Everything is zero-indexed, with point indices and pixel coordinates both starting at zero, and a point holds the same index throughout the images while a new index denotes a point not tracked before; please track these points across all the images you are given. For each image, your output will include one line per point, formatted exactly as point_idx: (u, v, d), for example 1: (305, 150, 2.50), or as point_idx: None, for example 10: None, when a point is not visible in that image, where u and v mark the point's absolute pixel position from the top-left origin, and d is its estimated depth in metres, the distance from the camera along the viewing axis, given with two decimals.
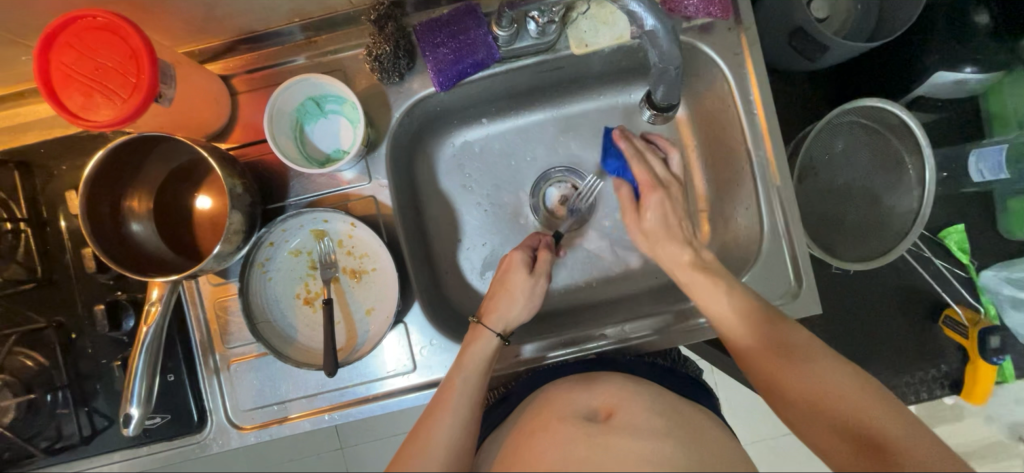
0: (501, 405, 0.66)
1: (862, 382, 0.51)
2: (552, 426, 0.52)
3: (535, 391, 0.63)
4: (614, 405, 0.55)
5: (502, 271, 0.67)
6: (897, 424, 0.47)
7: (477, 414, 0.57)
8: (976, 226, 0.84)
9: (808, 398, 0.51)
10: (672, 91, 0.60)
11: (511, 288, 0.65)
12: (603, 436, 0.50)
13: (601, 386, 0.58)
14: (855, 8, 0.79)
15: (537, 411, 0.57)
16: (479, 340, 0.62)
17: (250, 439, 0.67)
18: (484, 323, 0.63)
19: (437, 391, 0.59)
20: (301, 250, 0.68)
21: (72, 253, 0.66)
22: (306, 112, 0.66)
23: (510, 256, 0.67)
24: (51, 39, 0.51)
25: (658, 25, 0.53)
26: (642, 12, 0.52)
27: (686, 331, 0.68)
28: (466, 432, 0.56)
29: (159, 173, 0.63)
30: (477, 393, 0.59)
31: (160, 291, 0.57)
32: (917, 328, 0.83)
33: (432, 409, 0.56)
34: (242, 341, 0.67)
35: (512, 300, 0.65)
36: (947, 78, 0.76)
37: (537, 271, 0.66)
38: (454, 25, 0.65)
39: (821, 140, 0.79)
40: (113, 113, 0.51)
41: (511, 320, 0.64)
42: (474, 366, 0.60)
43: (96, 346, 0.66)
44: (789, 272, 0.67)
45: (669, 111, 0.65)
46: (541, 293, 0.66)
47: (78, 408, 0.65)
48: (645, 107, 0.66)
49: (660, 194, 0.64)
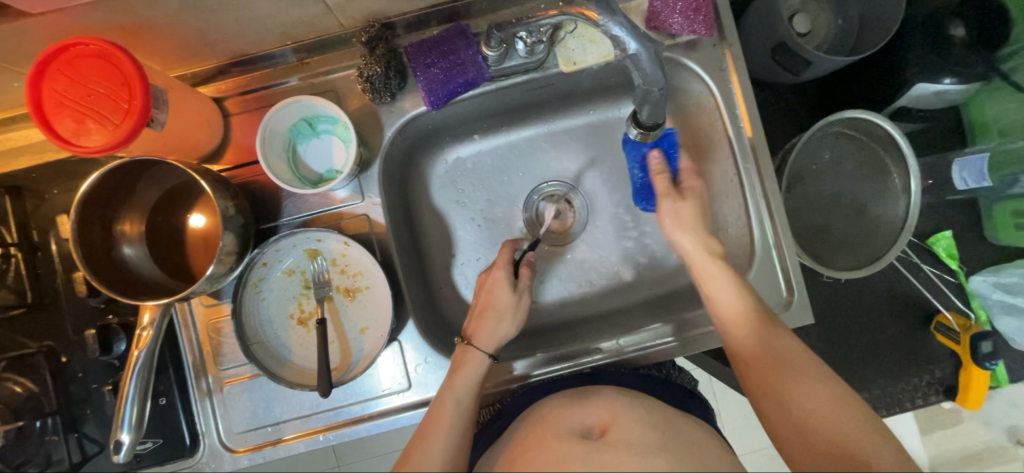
0: (497, 420, 0.65)
1: (844, 400, 0.51)
2: (547, 443, 0.52)
3: (531, 406, 0.63)
4: (608, 421, 0.55)
5: (486, 288, 0.67)
6: (872, 444, 0.48)
7: (468, 434, 0.58)
8: (963, 232, 0.85)
9: (785, 401, 0.53)
10: (658, 110, 0.61)
11: (497, 306, 0.65)
12: (599, 452, 0.50)
13: (596, 403, 0.58)
14: (835, 23, 0.82)
15: (532, 428, 0.57)
16: (468, 361, 0.62)
17: (244, 462, 0.66)
18: (472, 344, 0.63)
19: (427, 411, 0.58)
20: (294, 270, 0.68)
21: (62, 277, 0.66)
22: (299, 132, 0.66)
23: (493, 273, 0.67)
24: (43, 66, 0.51)
25: (641, 49, 0.54)
26: (625, 36, 0.53)
27: (683, 342, 0.69)
28: (458, 453, 0.55)
29: (152, 195, 0.63)
30: (468, 412, 0.59)
31: (152, 315, 0.56)
32: (909, 335, 0.84)
33: (425, 432, 0.56)
34: (235, 362, 0.66)
35: (499, 319, 0.65)
36: (928, 89, 0.77)
37: (519, 287, 0.67)
38: (443, 45, 0.66)
39: (808, 151, 0.80)
40: (104, 138, 0.51)
41: (501, 338, 0.65)
42: (466, 387, 0.60)
43: (88, 370, 0.65)
44: (780, 283, 0.68)
45: (655, 129, 0.65)
46: (527, 306, 0.67)
47: (68, 434, 0.64)
48: (631, 126, 0.67)
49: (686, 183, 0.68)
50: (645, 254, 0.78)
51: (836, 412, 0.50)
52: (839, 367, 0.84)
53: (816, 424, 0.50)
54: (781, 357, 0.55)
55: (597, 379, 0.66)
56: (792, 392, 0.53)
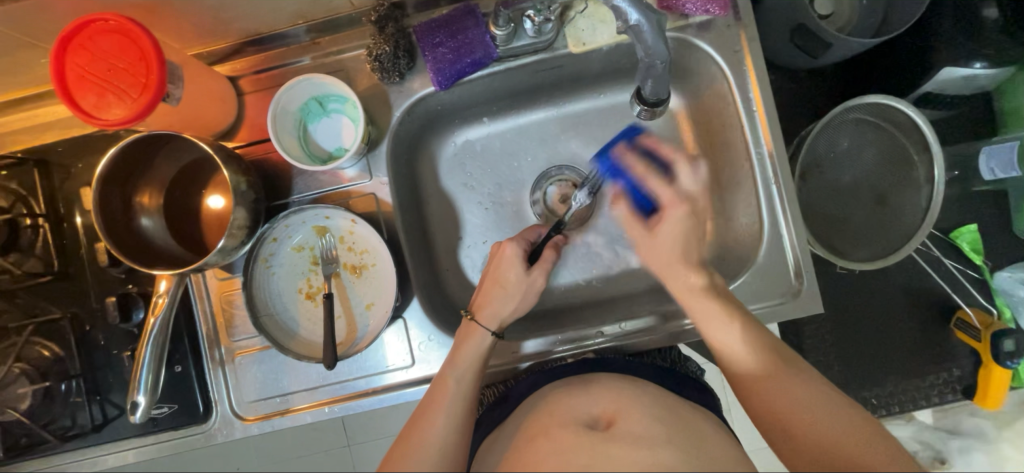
0: (501, 404, 0.66)
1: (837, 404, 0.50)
2: (552, 432, 0.52)
3: (536, 391, 0.63)
4: (615, 412, 0.54)
5: (495, 264, 0.66)
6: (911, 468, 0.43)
7: (469, 417, 0.58)
8: (990, 225, 0.82)
9: (795, 417, 0.49)
10: (661, 85, 0.59)
11: (506, 284, 0.64)
12: (607, 444, 0.49)
13: (602, 391, 0.58)
14: (860, 3, 0.78)
15: (538, 415, 0.57)
16: (470, 338, 0.62)
17: (253, 430, 0.68)
18: (477, 320, 0.63)
19: (428, 391, 0.59)
20: (304, 246, 0.69)
21: (86, 247, 0.68)
22: (309, 111, 0.68)
23: (504, 248, 0.66)
24: (65, 41, 0.53)
25: (643, 20, 0.53)
26: (626, 7, 0.53)
27: (672, 331, 0.69)
28: (456, 436, 0.55)
29: (169, 170, 0.65)
30: (470, 392, 0.59)
31: (167, 284, 0.59)
32: (924, 330, 0.82)
33: (424, 412, 0.57)
34: (246, 334, 0.69)
35: (506, 298, 0.64)
36: (956, 73, 0.73)
37: (535, 269, 0.65)
38: (453, 25, 0.66)
39: (826, 138, 0.78)
40: (123, 112, 0.53)
41: (505, 317, 0.64)
42: (466, 367, 0.60)
43: (108, 338, 0.68)
44: (790, 272, 0.66)
45: (659, 106, 0.63)
46: (538, 290, 0.65)
47: (91, 397, 0.68)
48: (635, 103, 0.64)
49: (683, 213, 0.59)
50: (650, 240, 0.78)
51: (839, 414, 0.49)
52: (850, 362, 0.83)
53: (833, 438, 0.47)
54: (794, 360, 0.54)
55: (599, 362, 0.66)
56: (795, 398, 0.50)
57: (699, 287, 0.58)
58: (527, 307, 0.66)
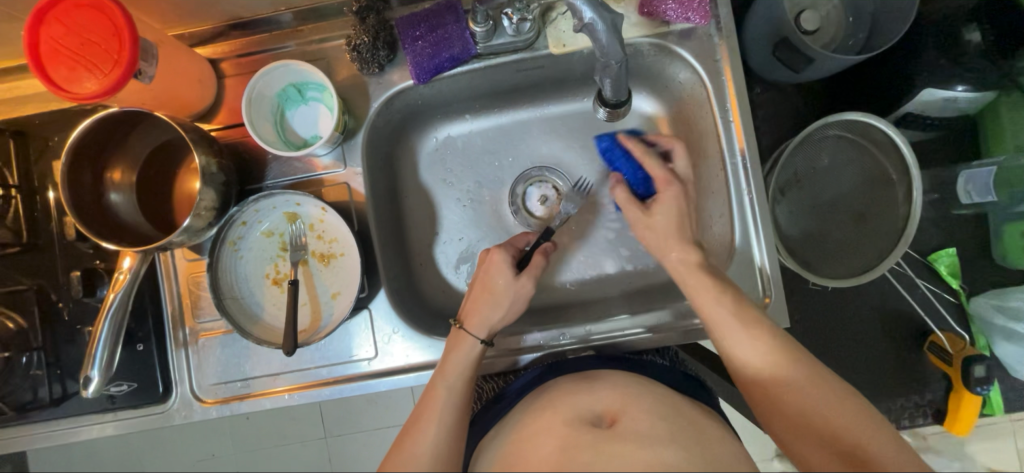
0: (498, 403, 0.65)
1: (850, 399, 0.50)
2: (554, 430, 0.52)
3: (529, 396, 0.62)
4: (619, 410, 0.53)
5: (483, 269, 0.66)
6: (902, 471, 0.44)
7: (462, 420, 0.57)
8: (968, 250, 0.81)
9: (802, 417, 0.50)
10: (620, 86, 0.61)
11: (494, 291, 0.64)
12: (608, 442, 0.49)
13: (601, 390, 0.57)
14: (846, 21, 0.78)
15: (538, 414, 0.56)
16: (460, 347, 0.62)
17: (212, 413, 0.68)
18: (465, 328, 0.63)
19: (421, 397, 0.59)
20: (273, 231, 0.69)
21: (56, 221, 0.68)
22: (288, 97, 0.68)
23: (492, 255, 0.66)
24: (41, 14, 0.54)
25: (597, 18, 0.53)
26: (580, 4, 0.52)
27: (684, 330, 0.67)
28: (451, 439, 0.55)
29: (141, 147, 0.65)
30: (463, 397, 0.59)
31: (131, 261, 0.59)
32: (898, 352, 0.81)
33: (417, 419, 0.57)
34: (211, 316, 0.69)
35: (494, 305, 0.63)
36: (936, 94, 0.75)
37: (522, 275, 0.64)
38: (433, 19, 0.66)
39: (806, 154, 0.77)
40: (94, 86, 0.53)
41: (494, 325, 0.63)
42: (458, 374, 0.60)
43: (72, 311, 0.68)
44: (758, 285, 0.66)
45: (620, 107, 0.65)
46: (525, 298, 0.65)
47: (51, 371, 0.67)
48: (597, 105, 0.67)
49: (673, 192, 0.62)
50: (628, 246, 0.78)
51: (840, 409, 0.49)
52: None
53: (840, 436, 0.48)
54: (809, 363, 0.53)
55: (565, 364, 0.65)
56: (810, 405, 0.50)
57: (694, 261, 0.59)
58: (515, 316, 0.65)
